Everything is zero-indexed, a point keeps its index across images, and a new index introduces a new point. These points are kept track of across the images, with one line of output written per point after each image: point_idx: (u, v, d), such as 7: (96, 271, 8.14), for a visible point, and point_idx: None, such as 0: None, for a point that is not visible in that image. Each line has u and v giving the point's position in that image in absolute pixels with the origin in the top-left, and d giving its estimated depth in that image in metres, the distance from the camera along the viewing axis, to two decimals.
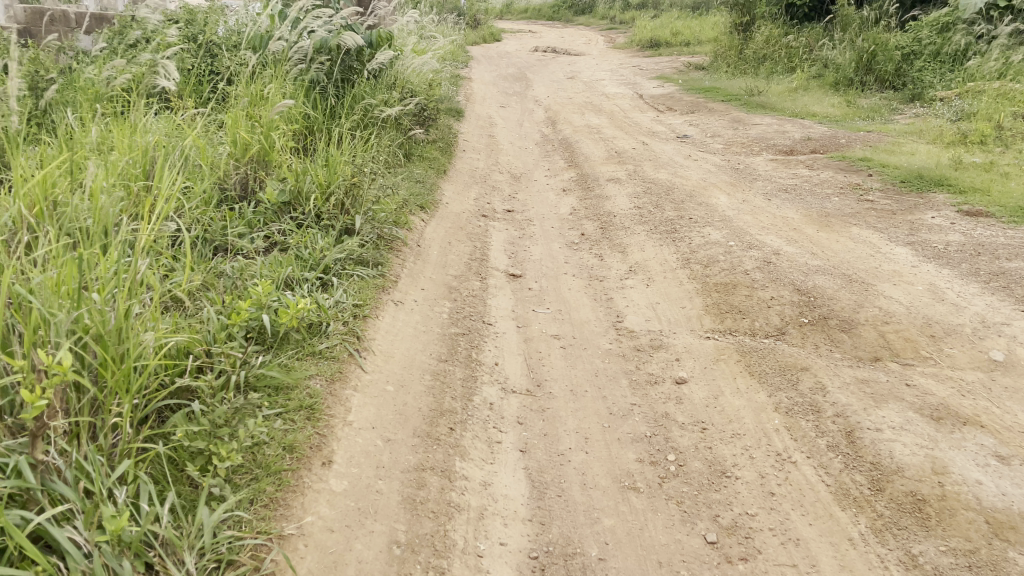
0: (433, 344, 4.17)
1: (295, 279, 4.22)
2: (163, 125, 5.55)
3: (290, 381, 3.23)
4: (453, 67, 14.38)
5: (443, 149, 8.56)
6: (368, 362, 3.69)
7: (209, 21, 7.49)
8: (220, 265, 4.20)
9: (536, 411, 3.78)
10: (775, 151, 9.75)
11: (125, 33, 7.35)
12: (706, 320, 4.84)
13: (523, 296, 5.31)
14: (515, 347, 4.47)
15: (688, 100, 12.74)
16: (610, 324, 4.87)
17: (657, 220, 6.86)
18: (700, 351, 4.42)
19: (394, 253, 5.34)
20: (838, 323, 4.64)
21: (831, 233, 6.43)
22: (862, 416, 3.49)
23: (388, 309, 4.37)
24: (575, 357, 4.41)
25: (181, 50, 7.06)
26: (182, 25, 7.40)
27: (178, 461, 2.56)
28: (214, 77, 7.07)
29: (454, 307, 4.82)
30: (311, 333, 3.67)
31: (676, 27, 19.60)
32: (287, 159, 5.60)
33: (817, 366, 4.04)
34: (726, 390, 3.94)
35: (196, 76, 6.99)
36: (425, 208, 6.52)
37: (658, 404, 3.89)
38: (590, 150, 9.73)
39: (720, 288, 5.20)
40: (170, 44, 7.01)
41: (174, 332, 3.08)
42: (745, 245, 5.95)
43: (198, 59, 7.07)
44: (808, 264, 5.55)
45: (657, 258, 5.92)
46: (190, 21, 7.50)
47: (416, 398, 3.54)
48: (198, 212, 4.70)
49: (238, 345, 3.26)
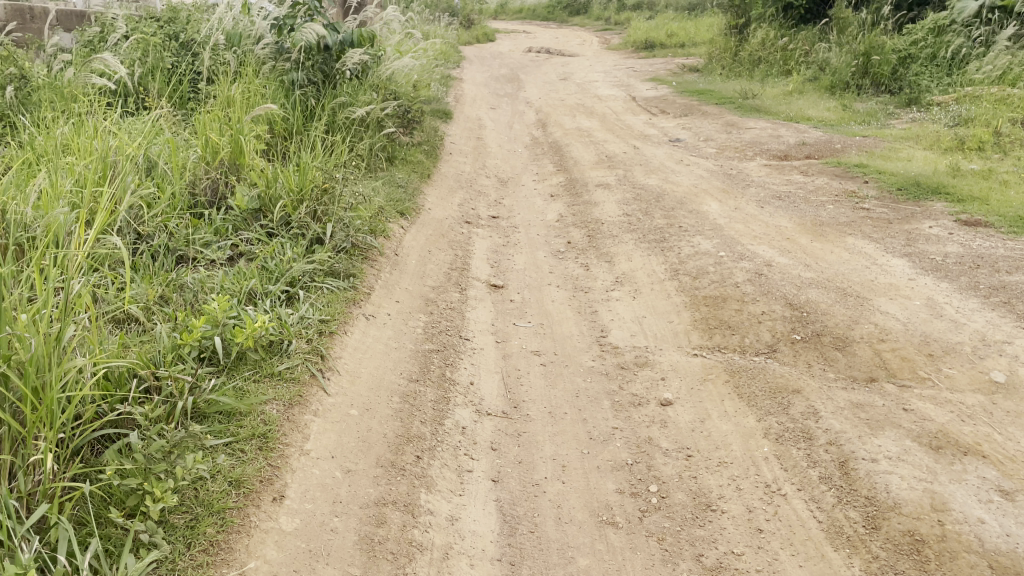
0: (404, 361, 3.95)
1: (259, 293, 4.00)
2: (135, 126, 5.38)
3: (242, 407, 3.01)
4: (444, 68, 14.18)
5: (429, 152, 8.35)
6: (332, 383, 3.47)
7: (191, 20, 7.29)
8: (181, 275, 4.01)
9: (511, 435, 3.56)
10: (769, 156, 9.56)
11: (102, 29, 7.13)
12: (694, 336, 4.63)
13: (504, 308, 5.09)
14: (492, 364, 4.25)
15: (681, 102, 12.56)
16: (594, 340, 4.66)
17: (646, 228, 6.66)
18: (687, 370, 4.21)
19: (370, 263, 5.11)
20: (832, 340, 4.44)
21: (826, 243, 6.23)
22: (856, 444, 3.28)
23: (358, 324, 4.16)
24: (556, 375, 4.20)
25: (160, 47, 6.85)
26: (163, 23, 7.20)
27: (109, 501, 2.35)
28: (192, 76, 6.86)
29: (430, 321, 4.60)
30: (270, 352, 3.45)
31: (670, 28, 19.42)
32: (258, 161, 5.37)
33: (809, 387, 3.83)
34: (713, 414, 3.73)
35: (174, 75, 6.78)
36: (405, 215, 6.30)
37: (641, 428, 3.68)
38: (580, 153, 9.53)
39: (709, 302, 4.99)
40: (147, 42, 6.80)
41: (116, 354, 2.88)
42: (736, 255, 5.75)
43: (176, 58, 6.86)
44: (801, 276, 5.34)
45: (644, 269, 5.71)
46: (169, 18, 7.29)
47: (382, 423, 3.32)
48: (162, 219, 4.51)
49: (188, 368, 3.05)
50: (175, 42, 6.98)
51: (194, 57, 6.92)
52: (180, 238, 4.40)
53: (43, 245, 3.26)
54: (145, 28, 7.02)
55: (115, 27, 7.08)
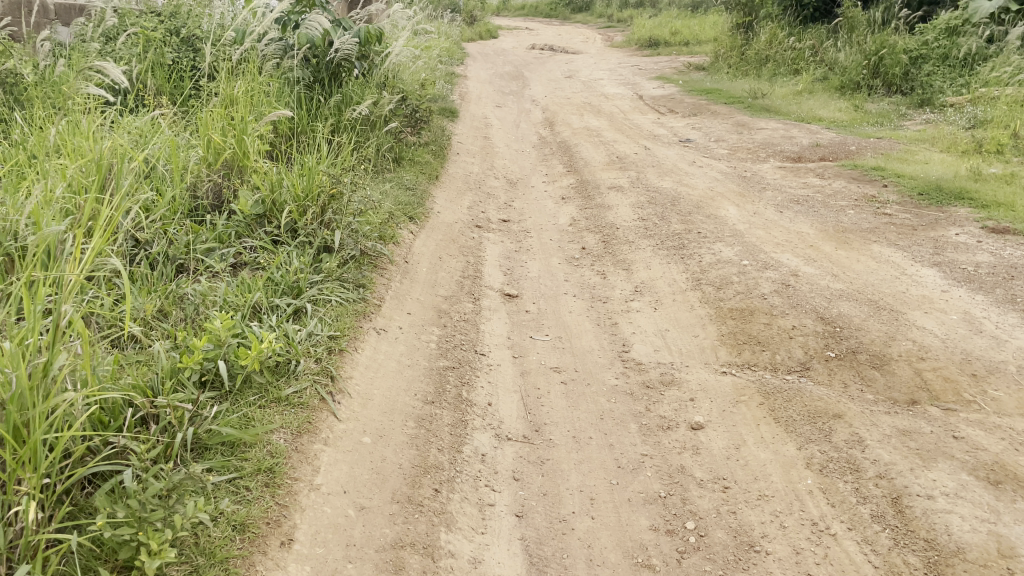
0: (418, 381, 3.71)
1: (265, 307, 3.76)
2: (136, 125, 5.17)
3: (246, 437, 2.77)
4: (449, 66, 13.94)
5: (436, 152, 8.11)
6: (343, 408, 3.23)
7: (193, 14, 7.04)
8: (182, 286, 3.79)
9: (534, 463, 3.32)
10: (782, 158, 9.32)
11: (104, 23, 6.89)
12: (722, 352, 4.38)
13: (520, 320, 4.85)
14: (510, 382, 4.01)
15: (690, 101, 12.30)
16: (616, 355, 4.42)
17: (663, 234, 6.41)
18: (717, 390, 3.96)
19: (379, 272, 4.87)
20: (869, 358, 4.20)
21: (851, 251, 5.99)
22: (909, 478, 3.06)
23: (369, 339, 3.92)
24: (578, 395, 3.95)
25: (160, 43, 6.61)
26: (165, 18, 6.96)
27: (100, 553, 2.13)
28: (194, 72, 6.62)
29: (443, 334, 4.35)
30: (276, 374, 3.21)
31: (675, 26, 19.14)
32: (263, 162, 5.13)
33: (851, 412, 3.59)
34: (749, 440, 3.49)
35: (176, 72, 6.55)
36: (414, 219, 6.06)
37: (672, 455, 3.44)
38: (590, 154, 9.29)
39: (736, 315, 4.75)
40: (149, 37, 6.56)
41: (111, 381, 2.66)
42: (760, 264, 5.51)
43: (178, 54, 6.61)
44: (829, 287, 5.10)
45: (665, 278, 5.48)
46: (170, 13, 7.05)
47: (396, 452, 3.08)
48: (161, 224, 4.29)
49: (189, 394, 2.82)
50: (176, 37, 6.73)
51: (197, 53, 6.68)
52: (180, 246, 4.19)
53: (33, 257, 3.05)
54: (146, 22, 6.77)
55: (116, 22, 6.84)
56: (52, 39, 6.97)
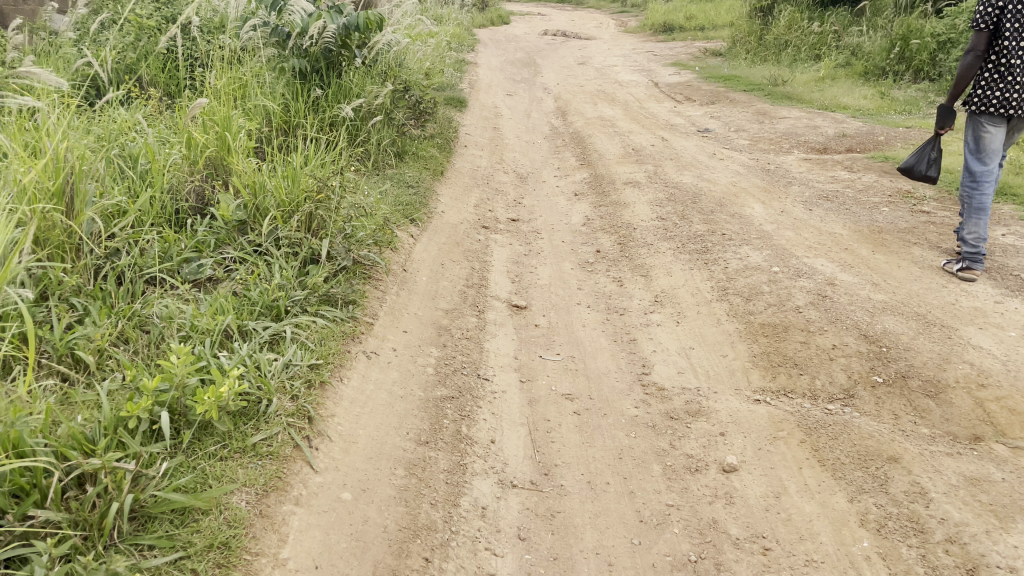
0: (410, 416, 3.26)
1: (237, 334, 3.32)
2: (115, 124, 4.80)
3: (199, 503, 2.35)
4: (459, 53, 13.47)
5: (441, 145, 7.66)
6: (320, 456, 2.79)
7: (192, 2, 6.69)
8: (147, 308, 3.40)
9: (542, 517, 2.86)
10: (807, 149, 8.80)
11: (100, 11, 6.57)
12: (753, 376, 3.91)
13: (529, 336, 4.39)
14: (516, 413, 3.55)
15: (707, 88, 11.77)
16: (635, 378, 3.96)
17: (684, 235, 5.94)
18: (752, 423, 3.49)
19: (374, 284, 4.44)
20: (921, 385, 3.72)
21: (889, 255, 5.49)
22: (985, 544, 2.65)
23: (358, 365, 3.48)
24: (593, 428, 3.49)
25: (155, 32, 6.27)
26: (161, 5, 6.62)
27: None
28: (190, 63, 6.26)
29: (443, 356, 3.91)
30: (243, 417, 2.77)
31: (691, 10, 18.55)
32: (247, 160, 4.70)
33: (908, 454, 3.13)
34: (790, 487, 3.04)
35: (171, 61, 6.19)
36: (415, 220, 5.62)
37: (702, 505, 2.98)
38: (604, 146, 8.80)
39: (768, 331, 4.27)
40: (142, 25, 6.25)
41: (37, 439, 2.26)
42: (792, 271, 5.03)
43: (174, 44, 6.24)
44: (870, 299, 4.61)
45: (687, 287, 5.01)
46: (169, 0, 6.72)
47: (381, 510, 2.65)
48: (131, 233, 3.90)
49: (134, 449, 2.41)
50: (172, 24, 6.40)
51: (192, 42, 6.31)
52: (150, 259, 3.78)
53: None
54: (140, 10, 6.43)
55: (115, 10, 6.55)
56: (46, 27, 6.67)
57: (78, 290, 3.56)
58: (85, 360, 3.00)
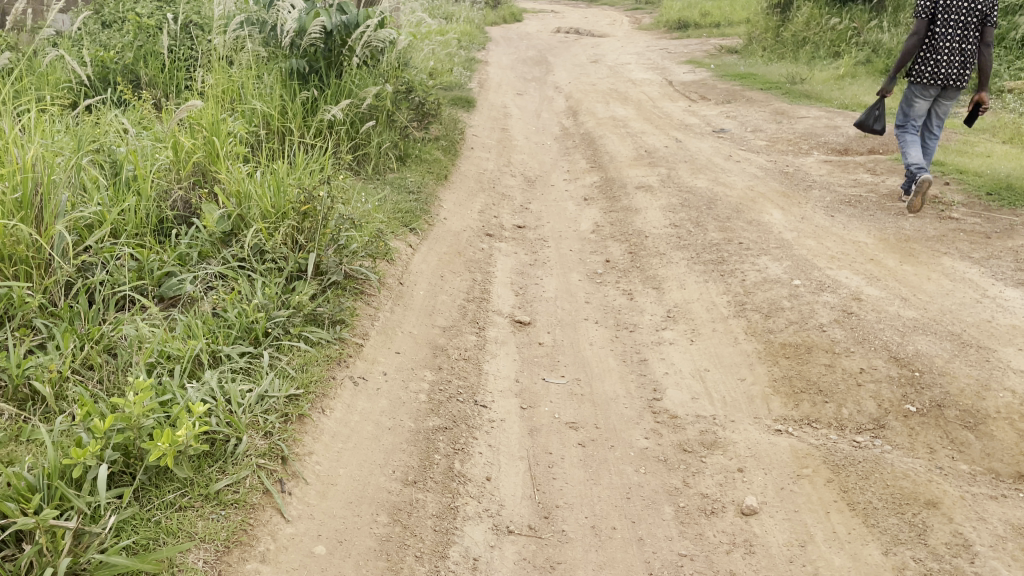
0: (398, 451, 2.98)
1: (211, 360, 3.06)
2: (97, 131, 4.54)
3: (148, 566, 2.09)
4: (469, 52, 13.19)
5: (446, 148, 7.39)
6: (293, 503, 2.53)
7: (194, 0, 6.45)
8: (115, 330, 3.12)
9: (540, 570, 2.58)
10: (827, 151, 8.46)
11: (102, 11, 6.34)
12: (774, 403, 3.60)
13: (532, 356, 4.11)
14: (515, 446, 3.26)
15: (722, 87, 11.44)
16: (645, 404, 3.67)
17: (699, 244, 5.63)
18: (774, 457, 3.19)
19: (367, 301, 4.17)
20: (958, 416, 3.41)
21: (917, 266, 5.17)
22: None
23: (343, 394, 3.21)
24: (599, 463, 3.20)
25: (154, 32, 6.02)
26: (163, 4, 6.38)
27: None
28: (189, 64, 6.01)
29: (437, 380, 3.62)
30: (208, 459, 2.51)
31: (706, 6, 18.17)
32: (236, 167, 4.41)
33: (948, 498, 2.83)
34: (816, 535, 2.75)
35: (171, 61, 5.92)
36: (414, 229, 5.35)
37: (719, 555, 2.69)
38: (616, 147, 8.49)
39: (790, 352, 3.96)
40: (142, 24, 6.01)
41: None
42: (814, 284, 4.72)
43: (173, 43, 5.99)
44: (899, 316, 4.30)
45: (702, 301, 4.71)
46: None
47: (359, 567, 2.38)
48: (106, 246, 3.63)
49: (78, 500, 2.15)
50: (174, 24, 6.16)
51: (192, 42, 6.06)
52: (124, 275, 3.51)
53: None
54: (140, 9, 6.20)
55: (113, 7, 6.32)
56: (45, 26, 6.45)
57: (43, 310, 3.29)
58: (41, 392, 2.74)
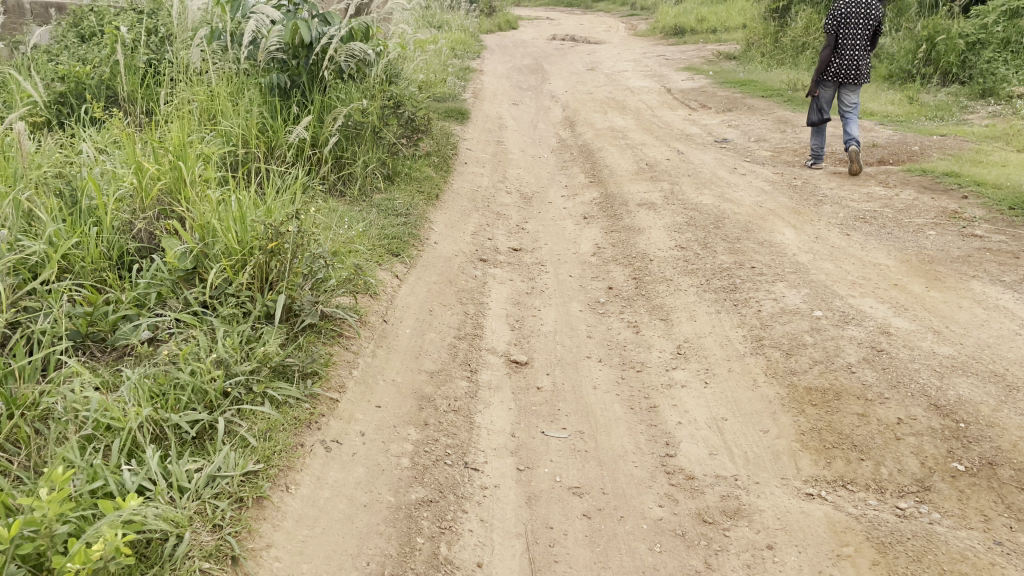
0: (374, 535, 2.58)
1: (156, 432, 2.64)
2: (54, 154, 4.13)
3: None
4: (462, 61, 12.80)
5: (438, 165, 6.98)
6: None
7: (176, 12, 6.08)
8: (49, 392, 2.69)
9: None
10: (836, 161, 8.06)
11: (79, 25, 5.98)
12: (803, 461, 3.19)
13: (529, 403, 3.69)
14: (510, 519, 2.85)
15: (722, 94, 11.05)
16: (658, 462, 3.25)
17: (708, 268, 5.23)
18: (807, 531, 2.79)
19: (345, 345, 3.75)
20: (1013, 477, 3.00)
21: (945, 292, 4.77)
22: None
23: (312, 465, 2.81)
24: (607, 539, 2.79)
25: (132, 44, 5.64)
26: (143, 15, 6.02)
27: None
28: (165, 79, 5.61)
29: (422, 437, 3.21)
30: (139, 568, 2.12)
31: (701, 11, 17.79)
32: (204, 194, 3.96)
33: None
34: None
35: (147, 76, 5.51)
36: (401, 256, 4.95)
37: None
38: (615, 160, 8.10)
39: (817, 399, 3.54)
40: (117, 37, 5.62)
41: None
42: (838, 316, 4.31)
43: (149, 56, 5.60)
44: (934, 353, 3.89)
45: (715, 335, 4.30)
46: (152, 10, 6.13)
47: None
48: (51, 289, 3.20)
49: None
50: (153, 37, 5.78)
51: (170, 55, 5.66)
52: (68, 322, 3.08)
53: None
54: (118, 21, 5.83)
55: (90, 20, 5.94)
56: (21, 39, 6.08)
57: None
58: None
